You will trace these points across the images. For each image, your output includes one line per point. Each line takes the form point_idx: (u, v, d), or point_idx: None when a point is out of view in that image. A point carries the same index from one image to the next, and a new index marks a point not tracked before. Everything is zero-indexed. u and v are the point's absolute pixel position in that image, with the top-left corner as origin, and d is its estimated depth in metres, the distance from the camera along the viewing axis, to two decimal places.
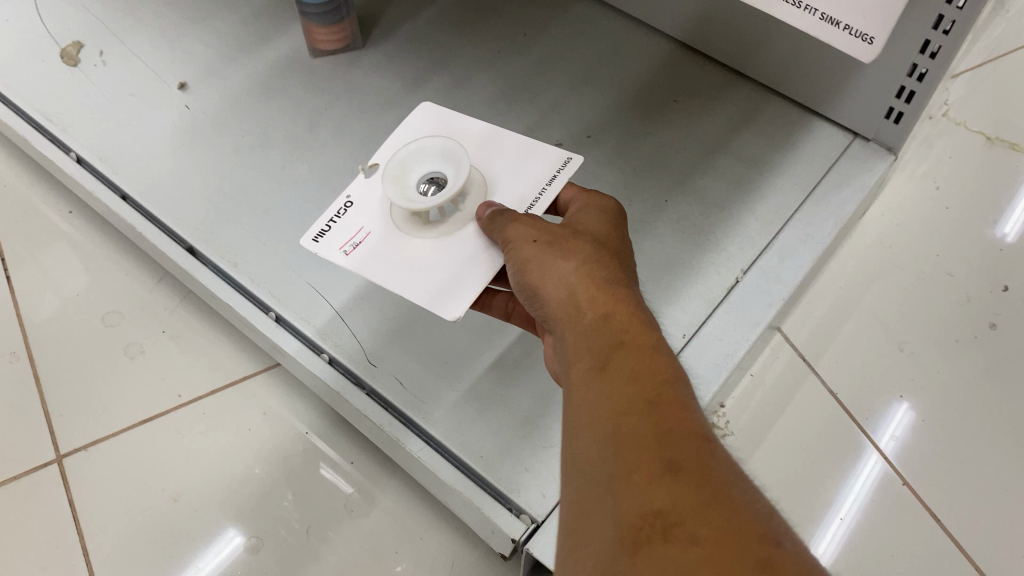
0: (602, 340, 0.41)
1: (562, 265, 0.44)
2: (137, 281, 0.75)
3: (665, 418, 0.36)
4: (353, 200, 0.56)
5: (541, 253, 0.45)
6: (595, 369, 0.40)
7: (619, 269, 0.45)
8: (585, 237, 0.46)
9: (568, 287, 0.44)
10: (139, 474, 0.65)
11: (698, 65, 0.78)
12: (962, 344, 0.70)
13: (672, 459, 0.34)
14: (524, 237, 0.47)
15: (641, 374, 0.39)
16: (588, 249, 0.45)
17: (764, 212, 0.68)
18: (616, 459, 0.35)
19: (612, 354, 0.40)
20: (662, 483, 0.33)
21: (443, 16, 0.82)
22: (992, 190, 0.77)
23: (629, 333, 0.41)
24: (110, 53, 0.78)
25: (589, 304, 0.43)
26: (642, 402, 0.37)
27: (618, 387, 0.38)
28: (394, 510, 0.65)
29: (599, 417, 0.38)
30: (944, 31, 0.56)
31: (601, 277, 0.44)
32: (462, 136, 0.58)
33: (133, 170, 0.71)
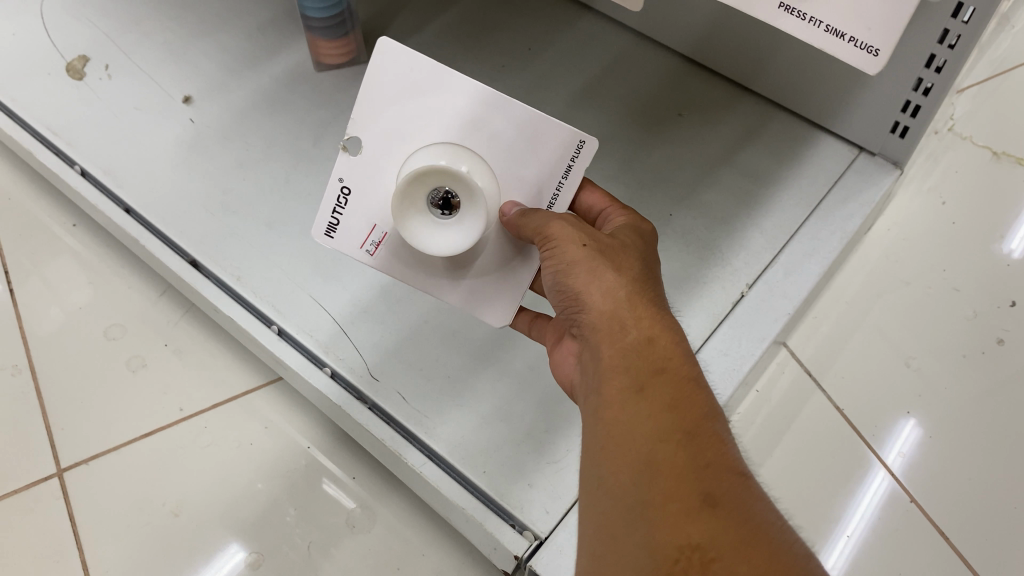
0: (643, 362, 0.41)
1: (610, 278, 0.43)
2: (140, 294, 0.75)
3: (703, 453, 0.37)
4: (349, 184, 0.51)
5: (590, 262, 0.43)
6: (632, 390, 0.40)
7: (658, 292, 0.45)
8: (630, 252, 0.45)
9: (614, 302, 0.42)
10: (141, 488, 0.65)
11: (703, 80, 0.78)
12: (969, 360, 0.69)
13: (711, 495, 0.36)
14: (569, 236, 0.44)
15: (680, 404, 0.39)
16: (635, 268, 0.44)
17: (769, 227, 0.68)
18: (651, 486, 0.36)
19: (653, 378, 0.40)
20: (701, 519, 0.35)
21: (449, 30, 0.82)
22: (998, 205, 0.77)
23: (670, 362, 0.41)
24: (115, 67, 0.78)
25: (634, 324, 0.42)
26: (679, 433, 0.38)
27: (655, 412, 0.39)
28: (396, 526, 0.64)
29: (633, 440, 0.38)
30: (949, 45, 0.56)
31: (646, 299, 0.43)
32: (450, 101, 0.49)
33: (138, 183, 0.71)
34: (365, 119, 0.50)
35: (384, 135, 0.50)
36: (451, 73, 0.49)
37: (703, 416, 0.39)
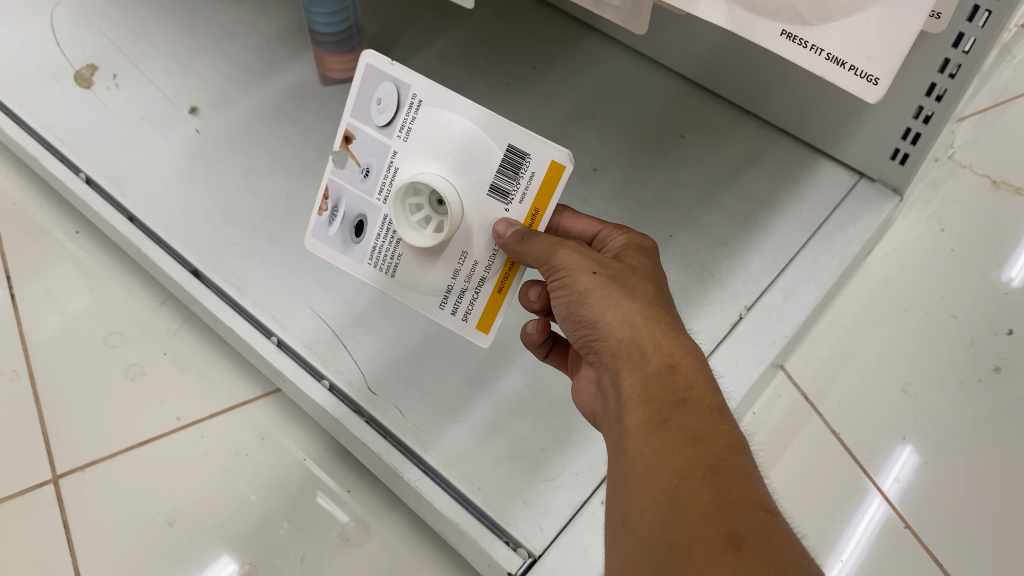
0: (665, 394, 0.41)
1: (628, 304, 0.42)
2: (140, 302, 0.75)
3: (728, 490, 0.38)
4: (394, 97, 0.47)
5: (603, 289, 0.42)
6: (654, 423, 0.40)
7: (672, 311, 0.44)
8: (641, 274, 0.45)
9: (629, 329, 0.42)
10: (135, 498, 0.65)
11: (707, 103, 0.79)
12: (966, 387, 0.69)
13: (735, 535, 0.36)
14: (580, 264, 0.43)
15: (702, 437, 0.40)
16: (649, 293, 0.44)
17: (769, 250, 0.68)
18: (678, 525, 0.37)
19: (674, 410, 0.40)
20: (728, 560, 0.35)
21: (455, 48, 0.83)
22: (996, 234, 0.78)
23: (691, 392, 0.41)
24: (123, 77, 0.78)
25: (654, 353, 0.42)
26: (705, 468, 0.38)
27: (678, 448, 0.39)
28: (391, 542, 0.64)
29: (657, 479, 0.38)
30: (950, 75, 0.57)
31: (663, 322, 0.43)
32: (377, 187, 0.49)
33: (142, 191, 0.71)
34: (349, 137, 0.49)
35: (369, 144, 0.49)
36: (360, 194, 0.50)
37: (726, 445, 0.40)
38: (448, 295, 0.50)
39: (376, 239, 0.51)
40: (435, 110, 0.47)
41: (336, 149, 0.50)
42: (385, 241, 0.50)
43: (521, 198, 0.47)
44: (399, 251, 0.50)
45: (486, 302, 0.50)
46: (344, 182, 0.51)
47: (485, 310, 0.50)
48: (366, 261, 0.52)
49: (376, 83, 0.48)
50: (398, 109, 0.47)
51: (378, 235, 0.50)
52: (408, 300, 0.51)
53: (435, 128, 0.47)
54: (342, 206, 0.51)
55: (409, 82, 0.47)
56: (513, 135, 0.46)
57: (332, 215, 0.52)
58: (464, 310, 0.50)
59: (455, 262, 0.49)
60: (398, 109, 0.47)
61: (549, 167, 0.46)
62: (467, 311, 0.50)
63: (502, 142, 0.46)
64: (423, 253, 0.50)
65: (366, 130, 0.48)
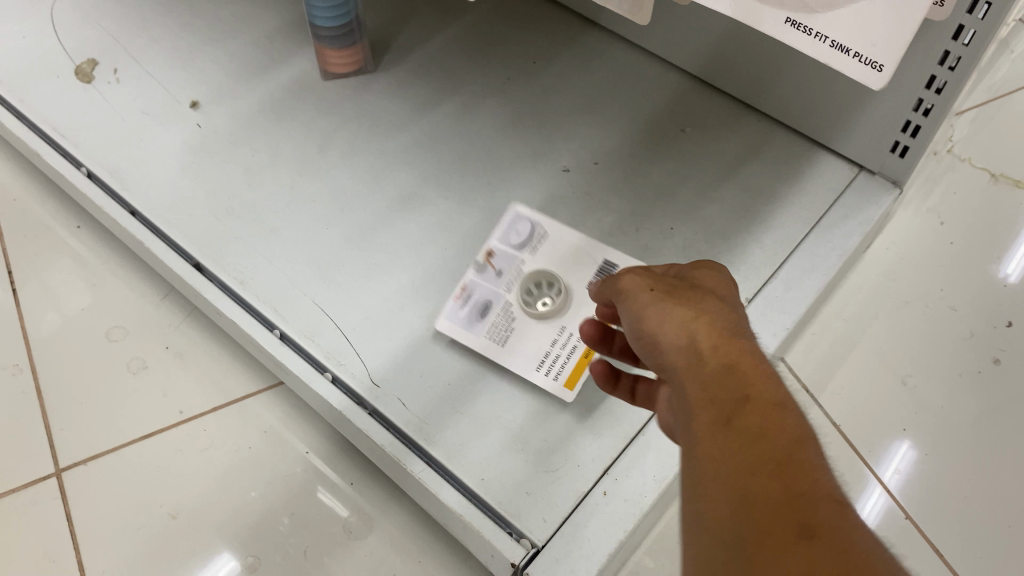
0: (725, 392, 0.36)
1: (679, 309, 0.39)
2: (142, 296, 0.75)
3: (798, 483, 0.32)
4: (530, 237, 0.68)
5: (656, 300, 0.40)
6: (716, 423, 0.35)
7: (737, 317, 0.40)
8: (700, 287, 0.42)
9: (687, 342, 0.38)
10: (139, 491, 0.65)
11: (707, 97, 0.79)
12: (966, 379, 0.70)
13: (807, 525, 0.31)
14: (636, 285, 0.42)
15: (768, 434, 0.34)
16: (707, 300, 0.40)
17: (769, 243, 0.68)
18: (746, 527, 0.32)
19: (737, 408, 0.35)
20: (799, 555, 0.30)
21: (455, 42, 0.83)
22: (995, 227, 0.78)
23: (755, 389, 0.36)
24: (124, 72, 0.78)
25: (709, 354, 0.38)
26: (772, 462, 0.33)
27: (738, 447, 0.34)
28: (393, 534, 0.64)
29: (720, 482, 0.34)
30: (949, 67, 0.57)
31: (719, 322, 0.39)
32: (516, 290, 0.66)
33: (143, 185, 0.71)
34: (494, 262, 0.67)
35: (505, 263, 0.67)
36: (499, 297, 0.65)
37: (807, 463, 0.33)
38: (545, 360, 0.62)
39: (499, 321, 0.64)
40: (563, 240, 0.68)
41: (481, 261, 0.67)
42: (503, 318, 0.64)
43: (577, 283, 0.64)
44: (513, 323, 0.64)
45: (574, 365, 0.61)
46: (483, 282, 0.66)
47: (570, 371, 0.61)
48: (483, 335, 0.63)
49: (518, 224, 0.69)
50: (529, 239, 0.68)
51: (498, 315, 0.64)
52: (514, 364, 0.62)
53: (555, 248, 0.67)
54: (474, 297, 0.65)
55: (541, 223, 0.69)
56: (612, 255, 0.66)
57: (462, 302, 0.65)
58: (557, 368, 0.61)
59: (555, 334, 0.63)
60: (530, 238, 0.68)
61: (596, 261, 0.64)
62: (559, 371, 0.61)
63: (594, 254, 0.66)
64: (534, 329, 0.64)
65: (505, 249, 0.68)
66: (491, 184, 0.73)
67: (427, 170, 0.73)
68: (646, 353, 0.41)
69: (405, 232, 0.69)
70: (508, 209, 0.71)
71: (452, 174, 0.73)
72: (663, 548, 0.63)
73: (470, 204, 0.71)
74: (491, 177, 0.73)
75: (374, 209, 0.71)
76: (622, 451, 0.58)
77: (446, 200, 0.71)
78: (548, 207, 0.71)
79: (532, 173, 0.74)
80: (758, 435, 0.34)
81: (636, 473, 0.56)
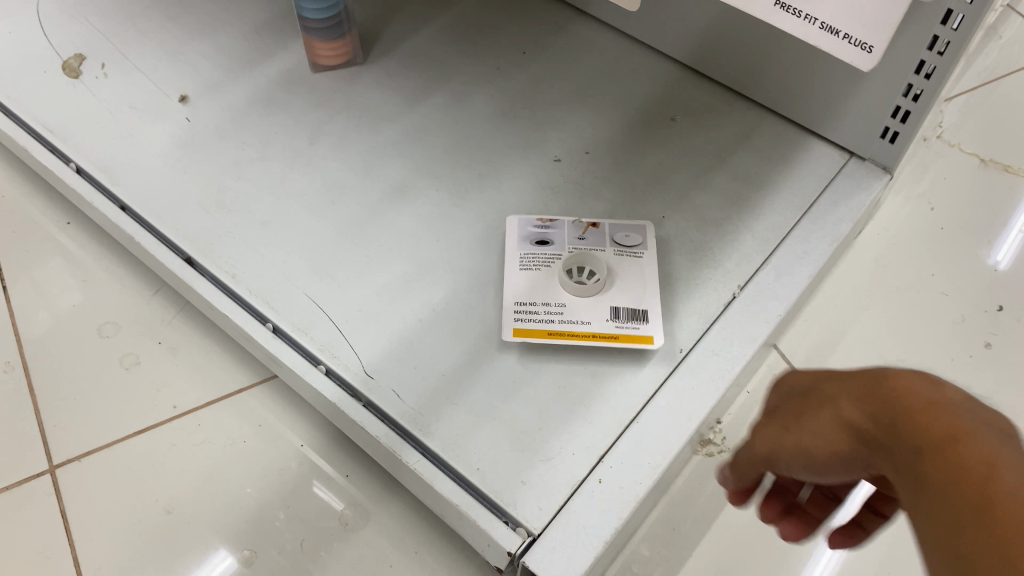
0: (904, 475, 0.30)
1: (816, 422, 0.35)
2: (134, 292, 0.75)
3: (1004, 515, 0.26)
4: (627, 245, 0.67)
5: (795, 439, 0.36)
6: (913, 502, 0.30)
7: (862, 372, 0.35)
8: (815, 386, 0.37)
9: (857, 438, 0.33)
10: (133, 486, 0.65)
11: (698, 85, 0.79)
12: (958, 363, 0.70)
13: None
14: (773, 441, 0.38)
15: (954, 477, 0.28)
16: (828, 389, 0.36)
17: (761, 229, 0.68)
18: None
19: (913, 471, 0.30)
20: None
21: (445, 33, 0.83)
22: (984, 213, 0.79)
23: (918, 433, 0.30)
24: (112, 66, 0.78)
25: (869, 447, 0.33)
26: (967, 508, 0.27)
27: (932, 518, 0.28)
28: (389, 525, 0.64)
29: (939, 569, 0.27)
30: (938, 52, 0.58)
31: (849, 399, 0.34)
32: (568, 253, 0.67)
33: (133, 180, 0.71)
34: (593, 231, 0.68)
35: (590, 239, 0.68)
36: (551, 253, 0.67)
37: (1017, 498, 0.26)
38: (526, 306, 0.63)
39: (540, 255, 0.66)
40: (624, 272, 0.66)
41: (584, 222, 0.69)
42: (546, 257, 0.66)
43: (621, 325, 0.62)
44: (549, 264, 0.66)
45: (543, 330, 0.62)
46: (563, 231, 0.68)
47: (536, 329, 0.62)
48: (518, 252, 0.67)
49: (637, 233, 0.68)
50: (628, 248, 0.67)
51: (546, 254, 0.67)
52: (510, 281, 0.65)
53: (624, 273, 0.66)
54: (548, 230, 0.68)
55: (643, 250, 0.67)
56: (653, 312, 0.63)
57: (540, 224, 0.69)
58: (527, 318, 0.63)
59: (553, 302, 0.64)
60: (626, 248, 0.67)
61: (649, 324, 0.63)
62: (526, 317, 0.63)
63: (645, 304, 0.64)
64: (552, 280, 0.65)
65: (608, 234, 0.68)
66: (483, 175, 0.73)
67: (418, 162, 0.73)
68: (835, 473, 0.35)
69: (398, 224, 0.69)
70: (500, 199, 0.71)
71: (444, 165, 0.73)
72: (659, 535, 0.63)
73: (462, 195, 0.71)
74: (483, 167, 0.73)
75: (365, 202, 0.70)
76: (617, 439, 0.58)
77: (438, 191, 0.71)
78: (541, 197, 0.71)
79: (524, 163, 0.73)
80: (942, 490, 0.28)
81: (631, 461, 0.56)
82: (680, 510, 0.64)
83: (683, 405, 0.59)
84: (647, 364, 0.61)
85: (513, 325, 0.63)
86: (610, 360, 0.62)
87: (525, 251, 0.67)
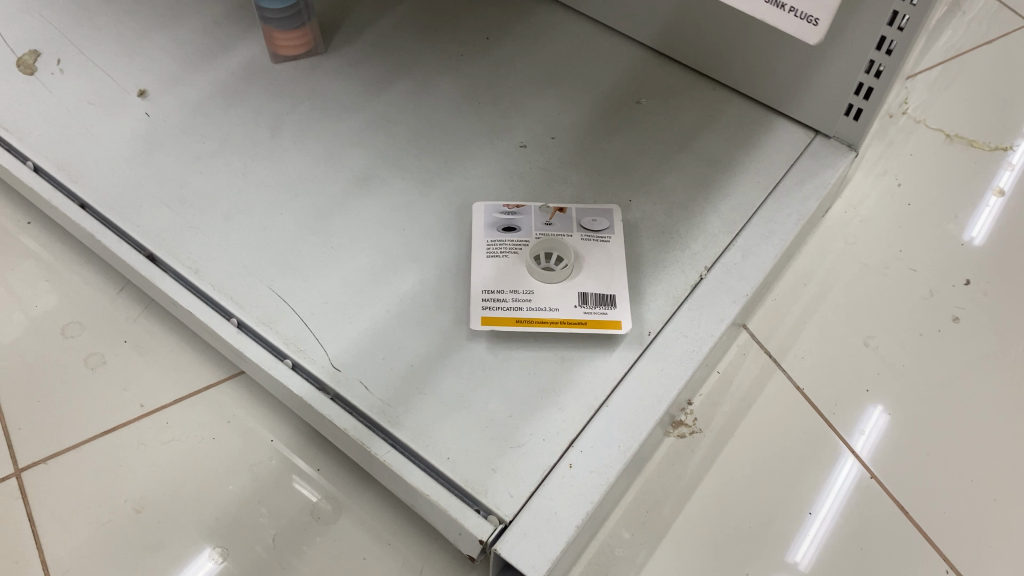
0: None
1: None
2: (97, 291, 0.74)
3: None
4: (594, 229, 0.67)
5: None
6: None
7: None
8: None
9: None
10: (101, 487, 0.64)
11: (663, 67, 0.79)
12: (926, 338, 0.71)
13: None
14: None
15: None
16: None
17: (727, 210, 0.68)
18: None
19: None
20: None
21: (407, 20, 0.82)
22: (950, 188, 0.79)
23: None
24: (68, 62, 0.77)
25: None
26: None
27: None
28: (363, 518, 0.64)
29: None
30: (898, 27, 0.60)
31: None
32: (534, 240, 0.66)
33: (92, 177, 0.70)
34: (559, 217, 0.68)
35: (557, 225, 0.67)
36: (517, 240, 0.66)
37: None
38: (493, 295, 0.63)
39: (507, 242, 0.66)
40: (591, 256, 0.65)
41: (551, 207, 0.68)
42: (511, 244, 0.66)
43: (590, 311, 0.62)
44: (514, 252, 0.66)
45: (511, 319, 0.62)
46: (529, 216, 0.68)
47: (503, 317, 0.62)
48: (483, 240, 0.66)
49: (604, 217, 0.68)
50: (596, 232, 0.67)
51: (511, 241, 0.66)
52: (475, 271, 0.65)
53: (592, 257, 0.65)
54: (514, 216, 0.68)
55: (611, 234, 0.67)
56: (621, 297, 0.63)
57: (507, 210, 0.68)
58: (495, 307, 0.63)
59: (521, 289, 0.64)
60: (594, 233, 0.67)
61: (617, 310, 0.62)
62: (494, 307, 0.63)
63: (613, 289, 0.63)
64: (518, 268, 0.65)
65: (575, 219, 0.68)
66: (449, 162, 0.72)
67: (382, 151, 0.73)
68: None
69: (363, 214, 0.69)
70: (466, 186, 0.71)
71: (409, 153, 0.73)
72: (633, 518, 0.63)
73: (427, 183, 0.71)
74: (448, 155, 0.72)
75: (330, 192, 0.70)
76: (587, 423, 0.58)
77: (403, 180, 0.71)
78: (507, 183, 0.71)
79: (489, 150, 0.73)
80: None
81: (602, 445, 0.56)
82: (653, 493, 0.64)
83: (653, 388, 0.59)
84: (617, 347, 0.61)
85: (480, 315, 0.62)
86: (579, 344, 0.62)
87: (491, 239, 0.66)
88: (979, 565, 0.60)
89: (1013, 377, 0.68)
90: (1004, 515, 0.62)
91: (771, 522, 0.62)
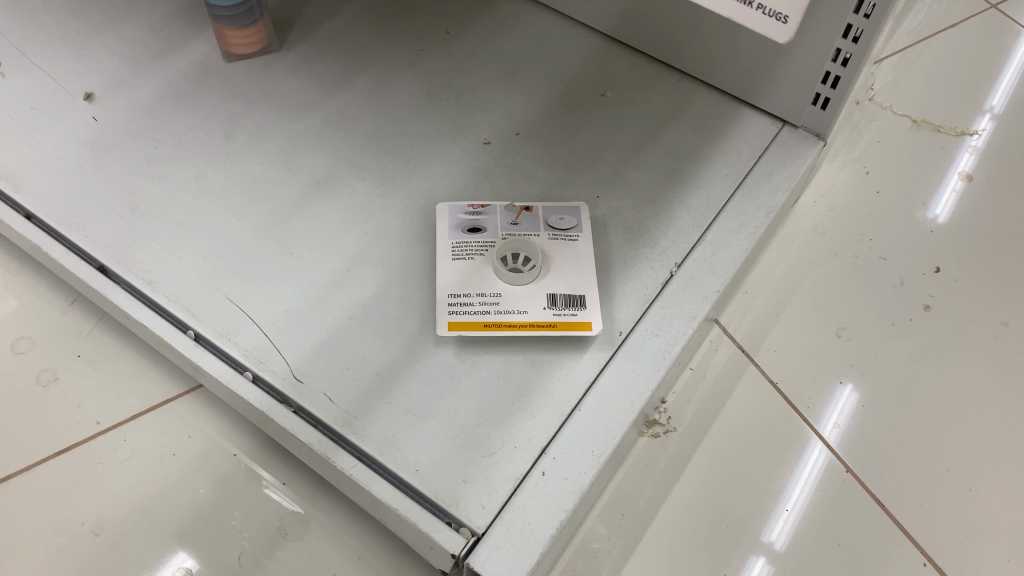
0: None
1: None
2: (48, 305, 0.71)
3: None
4: (564, 227, 0.65)
5: None
6: None
7: None
8: None
9: None
10: (57, 510, 0.62)
11: (627, 58, 0.77)
12: (899, 327, 0.70)
13: None
14: None
15: None
16: None
17: (696, 204, 0.67)
18: None
19: None
20: None
21: (366, 15, 0.80)
22: (919, 174, 0.79)
23: None
24: (9, 66, 0.73)
25: None
26: None
27: None
28: (331, 531, 0.62)
29: None
30: (865, 15, 0.59)
31: None
32: (500, 240, 0.65)
33: (37, 186, 0.67)
34: (526, 215, 0.66)
35: (524, 224, 0.66)
36: (483, 241, 0.64)
37: None
38: (460, 298, 0.61)
39: (472, 243, 0.64)
40: (561, 255, 0.64)
41: (518, 206, 0.67)
42: (477, 245, 0.64)
43: (559, 313, 0.61)
44: (480, 253, 0.64)
45: (477, 322, 0.60)
46: (495, 215, 0.66)
47: (471, 322, 0.60)
48: (448, 242, 0.64)
49: (571, 214, 0.66)
50: (565, 231, 0.65)
51: (477, 241, 0.64)
52: (441, 274, 0.63)
53: (561, 255, 0.64)
54: (479, 216, 0.66)
55: (580, 232, 0.65)
56: (591, 297, 0.61)
57: (472, 211, 0.66)
58: (461, 310, 0.61)
59: (489, 291, 0.62)
60: (563, 231, 0.65)
61: (587, 312, 0.61)
62: (461, 311, 0.61)
63: (583, 290, 0.62)
64: (486, 271, 0.63)
65: (543, 216, 0.66)
66: (411, 161, 0.70)
67: (342, 151, 0.70)
68: None
69: (323, 218, 0.66)
70: (430, 186, 0.69)
71: (369, 152, 0.70)
72: (608, 521, 0.61)
73: (390, 184, 0.69)
74: (411, 154, 0.70)
75: (288, 196, 0.67)
76: (559, 429, 0.56)
77: (365, 181, 0.69)
78: (472, 181, 0.69)
79: (451, 148, 0.71)
80: None
81: (575, 451, 0.55)
82: (629, 495, 0.62)
83: (625, 390, 0.57)
84: (587, 349, 0.60)
85: (446, 319, 0.60)
86: (548, 347, 0.60)
87: (457, 240, 0.64)
88: (956, 556, 0.59)
89: (985, 365, 0.68)
90: (981, 506, 0.62)
91: (748, 520, 0.61)
